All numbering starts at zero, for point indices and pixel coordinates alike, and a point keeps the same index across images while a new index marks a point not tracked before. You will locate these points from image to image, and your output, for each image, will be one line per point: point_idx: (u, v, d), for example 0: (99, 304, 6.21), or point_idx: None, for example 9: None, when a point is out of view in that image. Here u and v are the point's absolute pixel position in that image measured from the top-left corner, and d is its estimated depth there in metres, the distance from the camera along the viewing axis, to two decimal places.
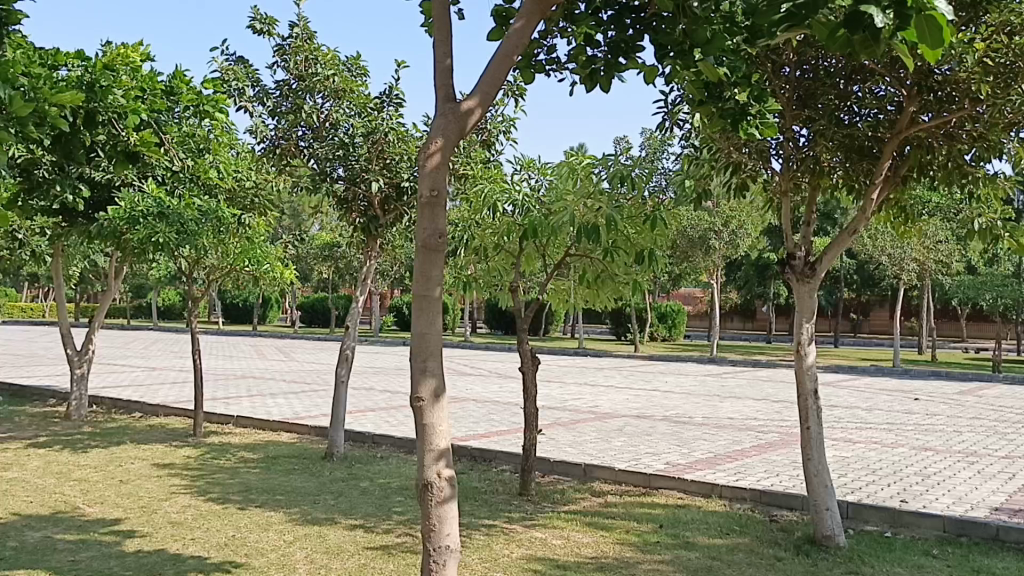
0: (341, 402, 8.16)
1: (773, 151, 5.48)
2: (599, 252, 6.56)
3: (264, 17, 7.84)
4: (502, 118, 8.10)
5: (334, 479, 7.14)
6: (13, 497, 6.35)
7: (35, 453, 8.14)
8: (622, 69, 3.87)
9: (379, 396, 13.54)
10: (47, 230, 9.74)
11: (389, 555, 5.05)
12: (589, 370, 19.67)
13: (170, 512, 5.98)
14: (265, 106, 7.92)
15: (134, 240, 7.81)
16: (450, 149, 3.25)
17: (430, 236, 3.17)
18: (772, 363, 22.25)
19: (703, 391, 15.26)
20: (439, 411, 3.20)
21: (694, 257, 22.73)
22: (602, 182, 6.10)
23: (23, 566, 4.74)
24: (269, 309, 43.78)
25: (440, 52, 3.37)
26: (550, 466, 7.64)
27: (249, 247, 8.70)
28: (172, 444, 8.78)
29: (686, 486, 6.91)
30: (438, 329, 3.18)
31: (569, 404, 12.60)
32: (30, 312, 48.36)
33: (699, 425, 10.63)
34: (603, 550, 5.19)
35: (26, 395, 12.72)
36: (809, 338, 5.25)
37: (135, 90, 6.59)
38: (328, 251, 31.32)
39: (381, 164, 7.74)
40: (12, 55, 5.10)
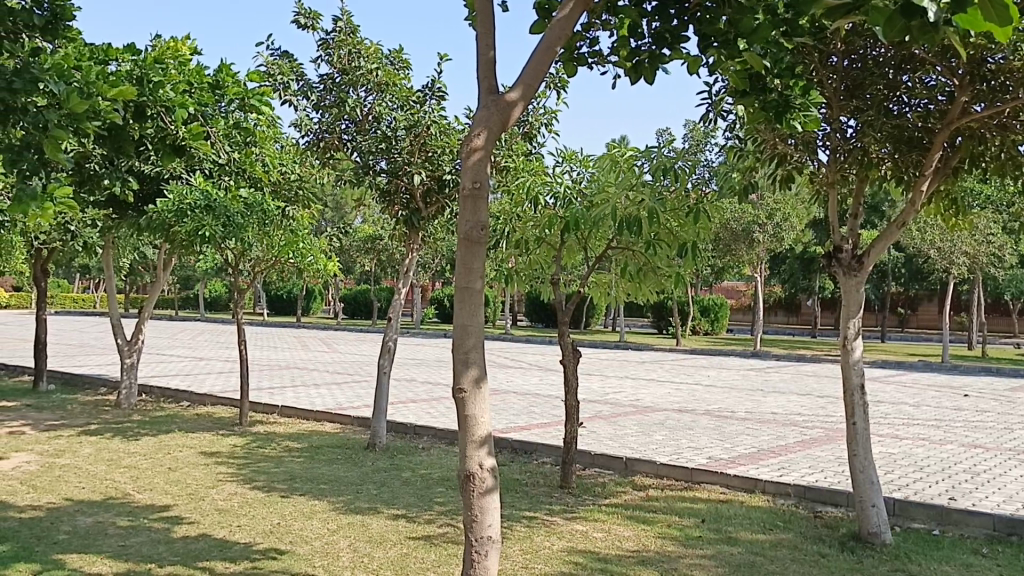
0: (383, 393, 8.24)
1: (820, 142, 5.39)
2: (641, 246, 6.53)
3: (308, 11, 7.92)
4: (543, 111, 8.08)
5: (376, 470, 7.21)
6: (66, 482, 6.52)
7: (88, 440, 8.34)
8: (666, 60, 3.84)
9: (421, 387, 13.63)
10: (98, 222, 9.99)
11: (431, 546, 5.09)
12: (630, 363, 19.61)
13: (216, 500, 6.09)
14: (309, 100, 8.01)
15: (183, 233, 7.98)
16: (493, 142, 3.25)
17: (472, 228, 3.18)
18: (816, 358, 21.97)
19: (745, 385, 15.13)
20: (480, 402, 3.21)
21: (737, 250, 22.50)
22: (644, 175, 6.05)
23: (76, 550, 4.87)
24: (312, 301, 44.31)
25: (483, 44, 3.37)
26: (591, 459, 7.63)
27: (293, 239, 8.77)
28: (218, 433, 8.94)
29: (729, 481, 6.85)
30: (480, 321, 3.19)
31: (610, 397, 12.57)
32: (82, 304, 49.54)
33: (742, 419, 10.54)
34: (644, 544, 5.18)
35: (79, 383, 13.04)
36: (856, 333, 5.17)
37: (184, 84, 6.73)
38: (370, 244, 31.60)
39: (424, 157, 7.78)
40: (66, 51, 5.24)
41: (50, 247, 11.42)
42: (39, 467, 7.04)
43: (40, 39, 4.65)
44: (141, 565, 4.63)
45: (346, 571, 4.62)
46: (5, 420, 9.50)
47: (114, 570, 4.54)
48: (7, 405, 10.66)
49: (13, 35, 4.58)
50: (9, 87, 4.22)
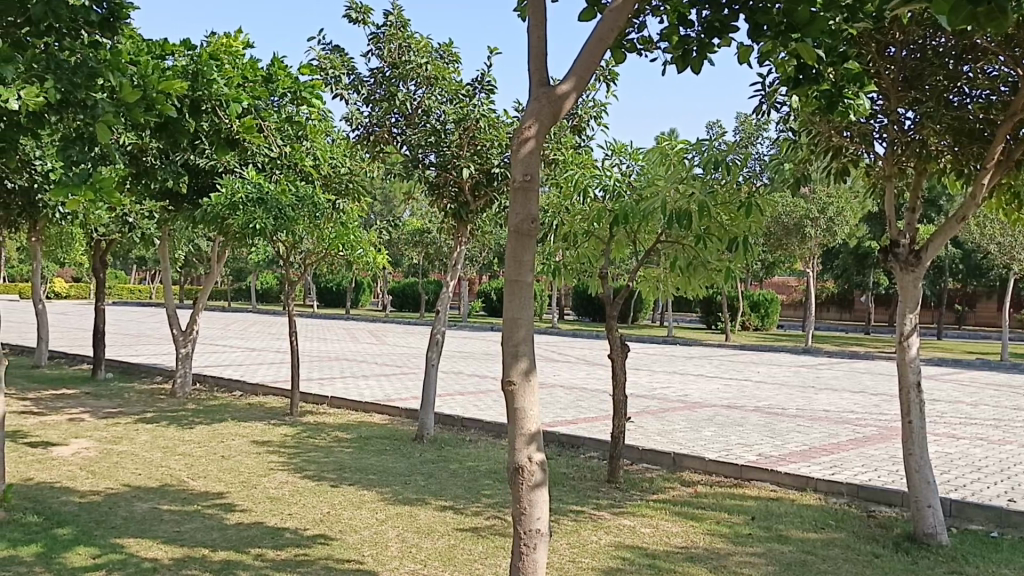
0: (431, 385, 8.28)
1: (877, 134, 5.27)
2: (691, 239, 6.44)
3: (360, 6, 7.98)
4: (592, 103, 8.04)
5: (424, 461, 7.27)
6: (123, 469, 6.68)
7: (145, 427, 8.54)
8: (716, 50, 3.79)
9: (468, 380, 13.70)
10: (155, 215, 10.20)
11: (478, 537, 5.11)
12: (679, 358, 19.46)
13: (268, 488, 6.18)
14: (360, 94, 8.08)
15: (235, 226, 8.08)
16: (543, 135, 3.24)
17: (523, 221, 3.17)
18: (869, 355, 21.57)
19: (796, 382, 14.91)
20: (530, 395, 3.21)
21: (789, 245, 22.16)
22: (695, 168, 5.98)
23: (133, 535, 4.98)
24: (361, 293, 44.76)
25: (535, 35, 3.35)
26: (638, 454, 7.60)
27: (344, 232, 8.80)
28: (270, 422, 9.08)
29: (779, 478, 6.76)
30: (530, 313, 3.18)
31: (658, 392, 12.48)
32: (138, 295, 50.66)
33: (793, 416, 10.40)
34: (693, 540, 5.13)
35: (136, 371, 13.37)
36: (913, 330, 5.05)
37: (237, 79, 6.83)
38: (418, 237, 31.86)
39: (472, 151, 7.77)
40: (124, 47, 5.34)
41: (109, 239, 11.68)
42: (98, 453, 7.22)
43: (98, 35, 4.75)
44: (196, 551, 4.72)
45: (395, 561, 4.65)
46: (66, 406, 9.77)
47: (169, 554, 4.63)
48: (68, 392, 10.97)
49: (72, 31, 4.68)
50: (70, 82, 4.48)
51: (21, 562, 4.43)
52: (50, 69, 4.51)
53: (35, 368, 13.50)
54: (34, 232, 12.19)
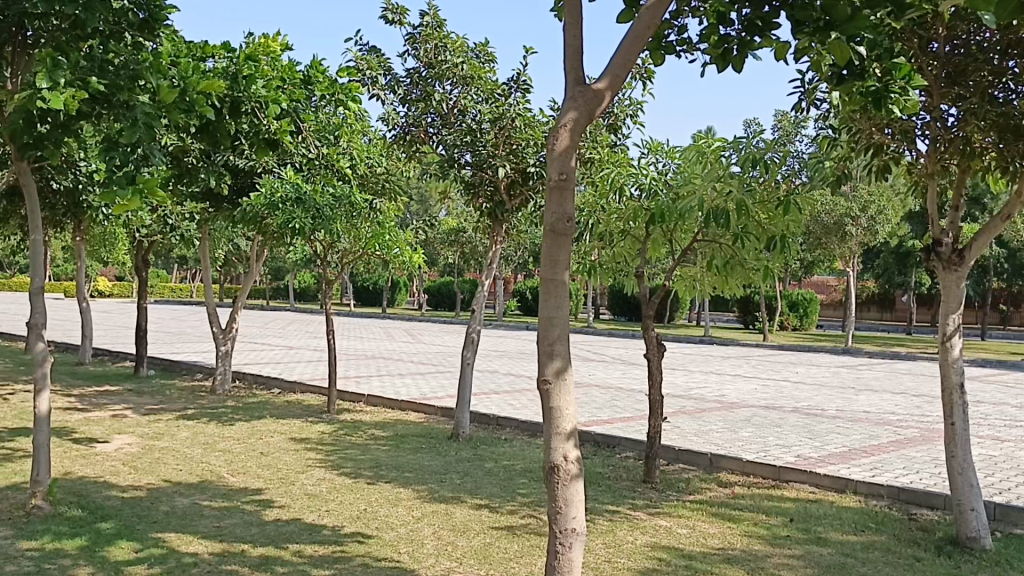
0: (466, 384, 8.29)
1: (919, 131, 5.20)
2: (729, 238, 6.38)
3: (396, 7, 8.03)
4: (629, 102, 8.01)
5: (460, 459, 7.29)
6: (165, 464, 6.79)
7: (185, 424, 8.67)
8: (757, 47, 3.76)
9: (504, 379, 13.72)
10: (194, 215, 10.38)
11: (513, 536, 5.12)
12: (715, 358, 19.30)
13: (306, 485, 6.25)
14: (396, 95, 8.13)
15: (275, 225, 8.20)
16: (578, 133, 3.23)
17: (559, 220, 3.17)
18: (911, 355, 21.21)
19: (836, 382, 14.72)
20: (565, 394, 3.20)
21: (829, 244, 21.86)
22: (732, 166, 5.94)
23: (174, 529, 5.07)
24: (396, 293, 45.03)
25: (570, 35, 3.35)
26: (675, 454, 7.55)
27: (380, 232, 8.86)
28: (308, 420, 9.17)
29: (819, 480, 6.68)
30: (564, 313, 3.17)
31: (694, 392, 12.39)
32: (179, 294, 51.36)
33: (833, 418, 10.26)
34: (730, 542, 5.09)
35: (177, 369, 13.58)
36: (955, 330, 4.96)
37: (277, 80, 6.92)
38: (454, 237, 31.99)
39: (507, 150, 7.77)
40: (165, 49, 5.42)
41: (151, 240, 11.86)
42: (140, 449, 7.35)
43: (140, 37, 5.00)
44: (235, 546, 4.78)
45: (431, 559, 4.68)
46: (109, 403, 9.96)
47: (209, 549, 4.70)
48: (111, 389, 11.17)
49: (115, 33, 4.93)
50: (113, 82, 4.66)
51: (66, 555, 4.53)
52: (93, 71, 4.68)
53: (79, 365, 13.77)
54: (79, 232, 12.42)
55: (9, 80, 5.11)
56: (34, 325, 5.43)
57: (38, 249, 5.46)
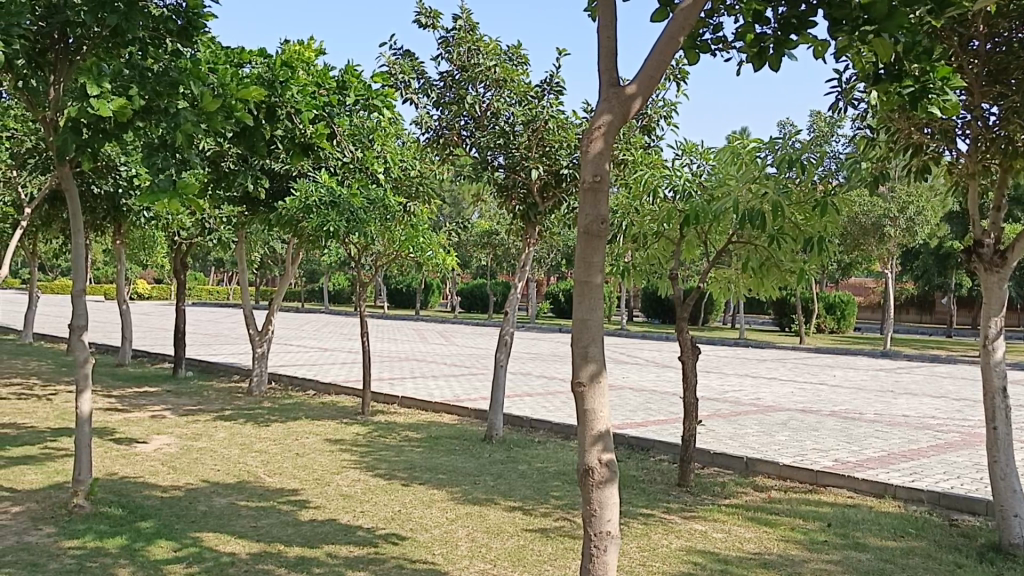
0: (500, 386, 8.30)
1: (960, 130, 5.11)
2: (764, 239, 6.31)
3: (429, 11, 8.06)
4: (663, 103, 7.96)
5: (493, 461, 7.30)
6: (203, 465, 6.89)
7: (222, 425, 8.77)
8: (794, 46, 3.71)
9: (536, 381, 13.72)
10: (231, 219, 10.53)
11: (547, 538, 5.11)
12: (751, 361, 19.12)
13: (341, 486, 6.29)
14: (429, 98, 8.15)
15: (309, 228, 8.28)
16: (612, 135, 3.22)
17: (592, 222, 3.16)
18: (952, 358, 20.83)
19: (874, 385, 14.51)
20: (599, 397, 3.19)
21: (866, 245, 21.56)
22: (768, 167, 5.88)
23: (211, 529, 5.13)
24: (429, 295, 45.22)
25: (603, 35, 3.34)
26: (710, 457, 7.49)
27: (413, 234, 8.91)
28: (343, 421, 9.24)
29: (857, 485, 6.59)
30: (599, 315, 3.16)
31: (729, 395, 12.29)
32: (217, 296, 51.99)
33: (871, 422, 10.12)
34: (766, 546, 5.04)
35: (214, 370, 13.75)
36: (998, 333, 4.87)
37: (311, 86, 6.99)
38: (486, 239, 32.08)
39: (541, 151, 7.78)
40: (203, 56, 5.50)
41: (190, 243, 12.04)
42: (178, 449, 7.46)
43: (178, 44, 5.08)
44: (271, 546, 4.82)
45: (465, 560, 4.69)
46: (149, 404, 10.12)
47: (246, 549, 4.75)
48: (151, 390, 11.35)
49: (156, 40, 5.04)
50: (154, 89, 4.78)
51: (107, 553, 4.60)
52: (135, 78, 4.78)
53: (119, 366, 14.01)
54: (119, 236, 12.65)
55: (50, 87, 5.18)
56: (76, 327, 5.53)
57: (80, 252, 5.56)
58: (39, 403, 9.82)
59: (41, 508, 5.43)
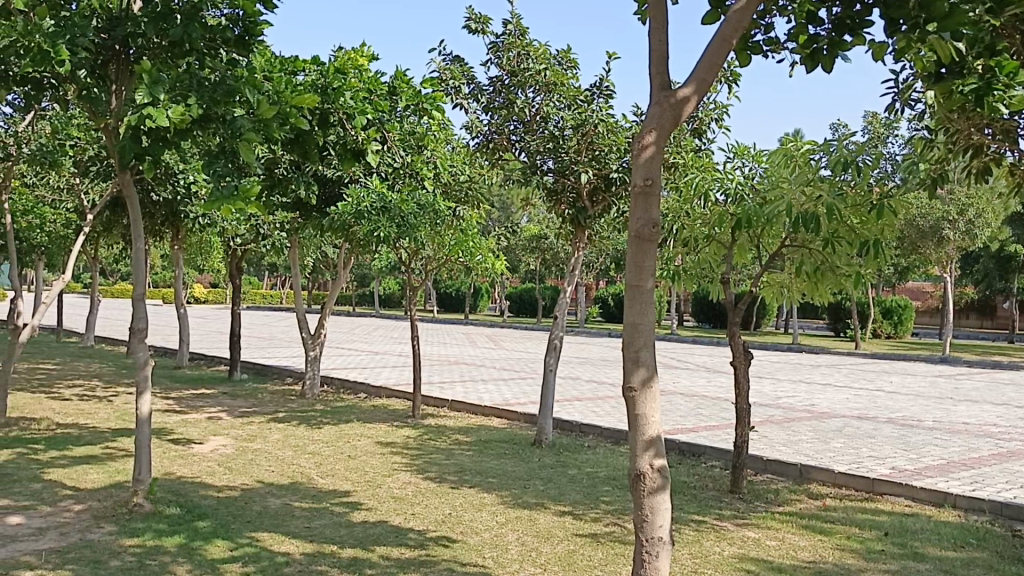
0: (549, 389, 8.31)
1: (1021, 130, 4.96)
2: (819, 242, 6.21)
3: (479, 17, 8.10)
4: (714, 106, 7.88)
5: (543, 466, 7.30)
6: (258, 466, 7.01)
7: (276, 427, 8.91)
8: (848, 47, 3.67)
9: (586, 386, 13.68)
10: (285, 224, 10.74)
11: (597, 543, 5.09)
12: (805, 367, 18.81)
13: (392, 488, 6.35)
14: (479, 103, 8.19)
15: (361, 234, 8.39)
16: (664, 138, 3.21)
17: (643, 226, 3.14)
18: (1015, 365, 20.24)
19: (933, 392, 14.18)
20: (651, 402, 3.18)
21: (924, 249, 21.08)
22: (822, 169, 5.80)
23: (266, 529, 5.22)
24: (479, 299, 45.41)
25: (655, 39, 3.32)
26: (763, 464, 7.38)
27: (463, 239, 8.97)
28: (393, 424, 9.33)
29: (915, 493, 6.45)
30: (651, 320, 3.15)
31: (782, 401, 12.12)
32: (270, 301, 52.79)
33: (929, 429, 9.89)
34: (821, 555, 4.96)
35: (268, 373, 13.99)
36: None
37: (363, 92, 7.10)
38: (535, 243, 32.16)
39: (591, 155, 7.77)
40: (259, 64, 5.62)
41: (245, 248, 12.29)
42: (234, 451, 7.60)
43: (235, 53, 5.20)
44: (324, 546, 4.89)
45: (515, 563, 4.71)
46: (205, 405, 10.33)
47: (300, 549, 4.82)
48: (207, 392, 11.57)
49: (212, 50, 5.13)
50: (210, 97, 4.86)
51: (166, 552, 4.71)
52: (192, 88, 4.86)
53: (177, 368, 14.34)
54: (177, 241, 12.92)
55: (113, 96, 5.35)
56: (136, 330, 5.68)
57: (140, 258, 5.70)
58: (101, 403, 10.16)
59: (103, 507, 5.58)
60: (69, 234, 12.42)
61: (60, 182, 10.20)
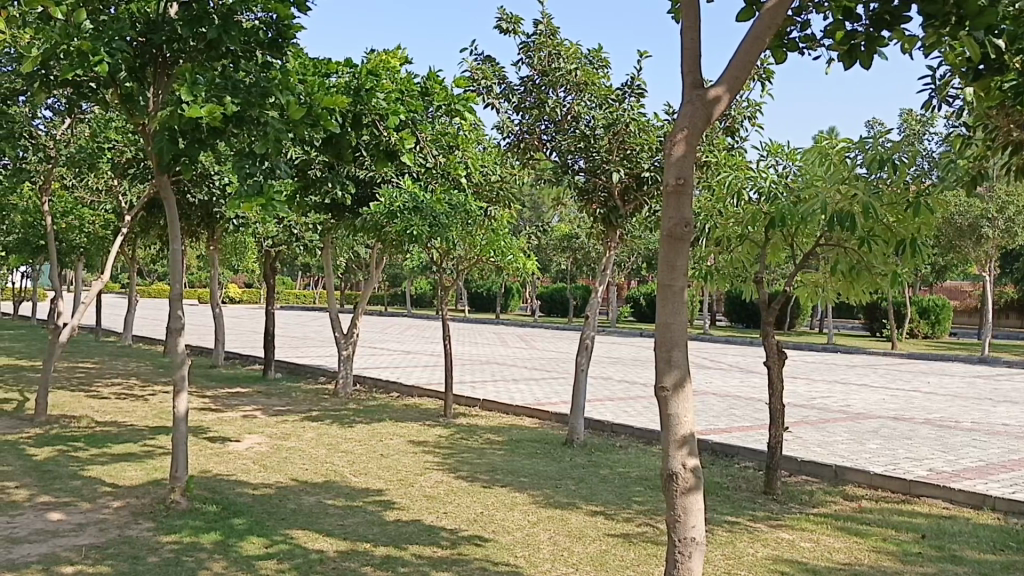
0: (581, 389, 8.29)
1: None
2: (855, 241, 6.13)
3: (510, 16, 8.11)
4: (747, 104, 7.82)
5: (575, 465, 7.29)
6: (292, 464, 7.08)
7: (310, 425, 9.00)
8: (885, 43, 3.63)
9: (618, 386, 13.62)
10: (318, 225, 10.85)
11: (630, 544, 5.08)
12: (840, 367, 18.59)
13: (424, 487, 6.38)
14: (510, 103, 8.21)
15: (394, 233, 8.45)
16: (696, 137, 3.19)
17: (676, 226, 3.13)
18: None
19: (972, 393, 13.96)
20: (684, 402, 3.16)
21: (962, 247, 20.75)
22: (858, 168, 5.72)
23: (301, 527, 5.27)
24: (510, 299, 45.45)
25: (688, 37, 3.30)
26: (798, 465, 7.32)
27: (494, 238, 8.96)
28: (425, 423, 9.37)
29: (953, 495, 6.35)
30: (683, 319, 3.14)
31: (818, 402, 11.99)
32: (304, 301, 53.25)
33: (968, 430, 9.72)
34: (857, 557, 4.90)
35: (302, 372, 14.11)
36: None
37: (395, 92, 7.16)
38: (567, 242, 32.13)
39: (622, 155, 7.76)
40: (292, 66, 5.67)
41: (278, 249, 12.40)
42: (269, 449, 7.69)
43: (269, 56, 5.23)
44: (359, 544, 4.93)
45: (547, 563, 4.71)
46: (241, 404, 10.45)
47: (334, 547, 4.86)
48: (242, 391, 11.70)
49: (247, 52, 5.20)
50: (246, 99, 4.94)
51: (203, 549, 4.77)
52: (228, 89, 4.95)
53: (212, 367, 14.53)
54: (213, 242, 13.08)
55: (152, 99, 5.45)
56: (174, 329, 5.76)
57: (177, 257, 5.79)
58: (139, 401, 10.32)
59: (140, 504, 5.67)
60: (108, 236, 12.62)
61: (99, 184, 10.37)
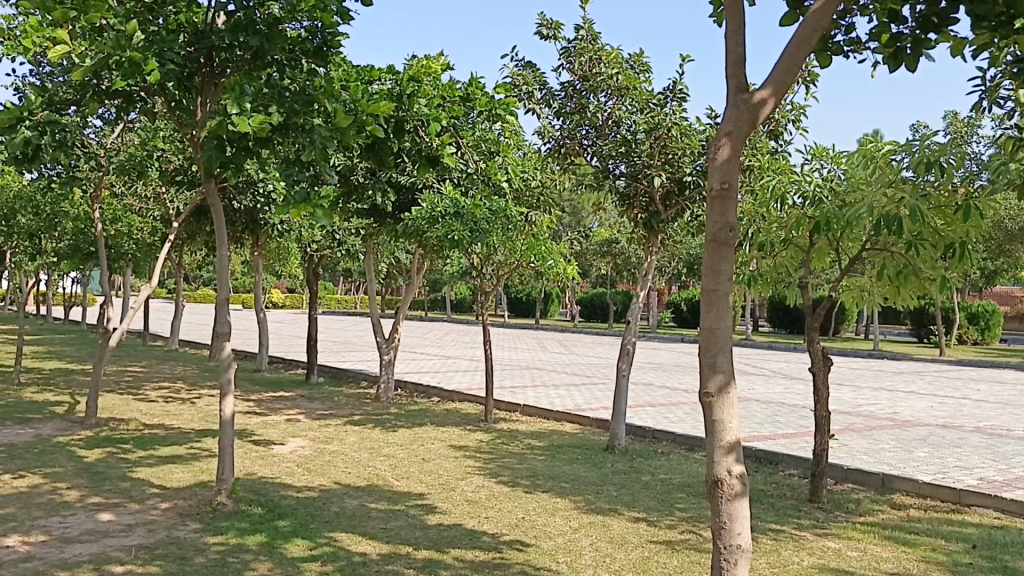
0: (622, 394, 8.25)
1: None
2: (903, 245, 5.99)
3: (550, 22, 8.13)
4: (791, 107, 7.74)
5: (616, 471, 7.26)
6: (335, 467, 7.14)
7: (353, 429, 9.07)
8: (933, 44, 3.57)
9: (659, 391, 13.53)
10: (359, 229, 10.98)
11: (673, 551, 5.04)
12: (888, 373, 18.22)
13: (466, 491, 6.41)
14: (551, 108, 8.22)
15: (435, 238, 8.50)
16: (740, 140, 3.17)
17: (721, 230, 3.10)
18: None
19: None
20: (729, 408, 3.14)
21: (1013, 250, 20.24)
22: (904, 170, 5.62)
23: (345, 529, 5.32)
24: (550, 304, 45.37)
25: (733, 41, 3.28)
26: (844, 473, 7.20)
27: (535, 243, 8.93)
28: (466, 428, 9.41)
29: (1005, 505, 6.20)
30: (728, 324, 3.11)
31: (863, 409, 11.79)
32: (346, 306, 53.74)
33: (1020, 439, 9.48)
34: (905, 566, 4.83)
35: (344, 377, 14.23)
36: None
37: (437, 98, 7.23)
38: (606, 247, 32.02)
39: (664, 159, 7.74)
40: (337, 74, 5.77)
41: (321, 255, 12.53)
42: (312, 452, 7.76)
43: (314, 64, 5.29)
44: (401, 547, 4.97)
45: (589, 569, 4.69)
46: (285, 408, 10.58)
47: (377, 550, 4.90)
48: (285, 395, 11.84)
49: (291, 61, 5.25)
50: (291, 107, 5.02)
51: (249, 550, 4.84)
52: (275, 97, 5.06)
53: (256, 371, 14.73)
54: (257, 247, 13.27)
55: (200, 108, 5.54)
56: (220, 333, 5.85)
57: (224, 262, 5.89)
58: (186, 404, 10.51)
59: (188, 505, 5.77)
60: (155, 243, 12.86)
61: (147, 191, 10.59)
